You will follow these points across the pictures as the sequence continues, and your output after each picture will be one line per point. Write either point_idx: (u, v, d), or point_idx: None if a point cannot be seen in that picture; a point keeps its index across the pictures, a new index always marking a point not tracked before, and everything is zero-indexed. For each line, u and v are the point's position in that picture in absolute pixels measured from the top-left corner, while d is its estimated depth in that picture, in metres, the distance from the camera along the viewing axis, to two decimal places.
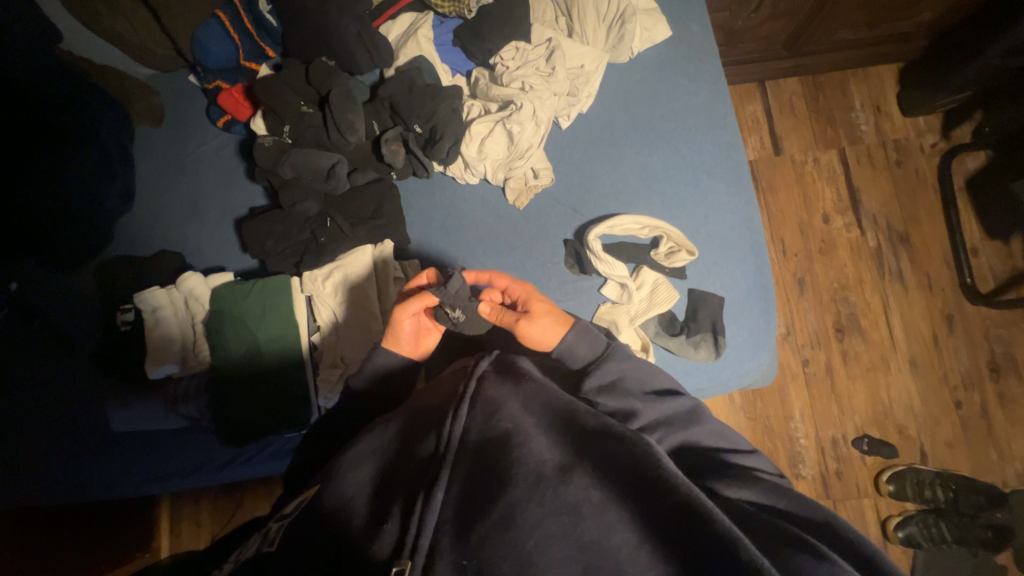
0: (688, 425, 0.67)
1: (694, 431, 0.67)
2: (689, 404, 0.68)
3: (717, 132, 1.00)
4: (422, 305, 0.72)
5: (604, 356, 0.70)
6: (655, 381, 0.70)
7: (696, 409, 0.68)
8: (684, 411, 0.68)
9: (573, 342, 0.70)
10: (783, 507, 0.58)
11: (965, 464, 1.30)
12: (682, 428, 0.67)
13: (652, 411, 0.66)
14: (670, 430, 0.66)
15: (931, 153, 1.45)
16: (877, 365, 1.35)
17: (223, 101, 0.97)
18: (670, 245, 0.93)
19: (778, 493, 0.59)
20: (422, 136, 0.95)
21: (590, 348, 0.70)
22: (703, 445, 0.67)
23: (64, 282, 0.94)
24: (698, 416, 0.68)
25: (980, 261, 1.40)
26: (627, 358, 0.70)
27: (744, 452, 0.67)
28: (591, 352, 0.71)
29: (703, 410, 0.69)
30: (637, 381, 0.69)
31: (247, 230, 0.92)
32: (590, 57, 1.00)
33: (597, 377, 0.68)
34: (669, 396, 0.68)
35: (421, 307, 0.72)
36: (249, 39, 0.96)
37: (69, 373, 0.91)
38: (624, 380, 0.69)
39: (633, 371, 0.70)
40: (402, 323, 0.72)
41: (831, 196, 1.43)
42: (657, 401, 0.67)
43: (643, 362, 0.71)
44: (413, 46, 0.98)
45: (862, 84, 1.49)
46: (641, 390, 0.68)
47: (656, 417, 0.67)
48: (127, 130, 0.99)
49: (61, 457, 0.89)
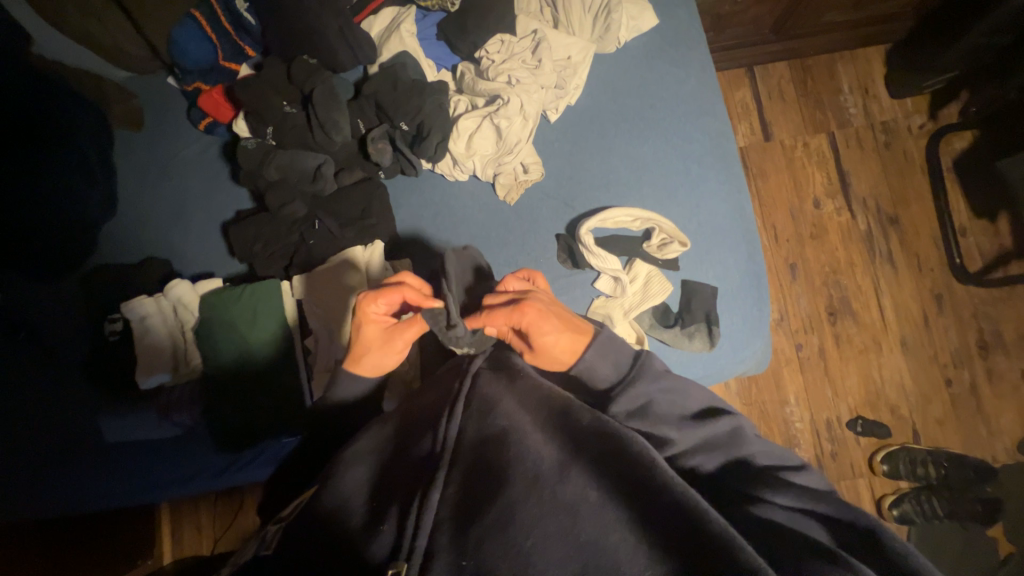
0: (731, 446, 0.65)
1: (739, 452, 0.65)
2: (729, 423, 0.66)
3: (706, 120, 1.00)
4: (419, 332, 0.68)
5: (628, 380, 0.67)
6: (688, 403, 0.68)
7: (736, 430, 0.66)
8: (725, 433, 0.66)
9: (593, 362, 0.67)
10: (825, 511, 0.59)
11: (956, 441, 1.32)
12: (726, 450, 0.65)
13: (688, 436, 0.64)
14: (714, 454, 0.64)
15: (919, 134, 1.46)
16: (869, 347, 1.37)
17: (204, 103, 0.94)
18: (662, 237, 0.94)
19: (816, 497, 0.60)
20: (408, 133, 0.93)
21: (612, 370, 0.67)
22: (751, 463, 0.65)
23: (49, 292, 0.93)
24: (740, 437, 0.66)
25: (968, 240, 1.41)
26: (656, 379, 0.68)
27: (794, 468, 0.65)
28: (613, 375, 0.67)
29: (744, 429, 0.67)
30: (668, 403, 0.67)
31: (233, 235, 0.91)
32: (577, 48, 0.98)
33: (625, 399, 0.65)
34: (707, 419, 0.66)
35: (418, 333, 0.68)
36: (227, 40, 0.94)
37: (59, 386, 0.90)
38: (654, 403, 0.66)
39: (663, 393, 0.67)
40: (397, 350, 0.68)
41: (821, 181, 1.44)
42: (694, 425, 0.65)
43: (676, 382, 0.69)
44: (396, 41, 0.97)
45: (850, 66, 1.48)
46: (678, 415, 0.66)
47: (697, 442, 0.64)
48: (106, 135, 0.97)
49: (54, 470, 0.88)
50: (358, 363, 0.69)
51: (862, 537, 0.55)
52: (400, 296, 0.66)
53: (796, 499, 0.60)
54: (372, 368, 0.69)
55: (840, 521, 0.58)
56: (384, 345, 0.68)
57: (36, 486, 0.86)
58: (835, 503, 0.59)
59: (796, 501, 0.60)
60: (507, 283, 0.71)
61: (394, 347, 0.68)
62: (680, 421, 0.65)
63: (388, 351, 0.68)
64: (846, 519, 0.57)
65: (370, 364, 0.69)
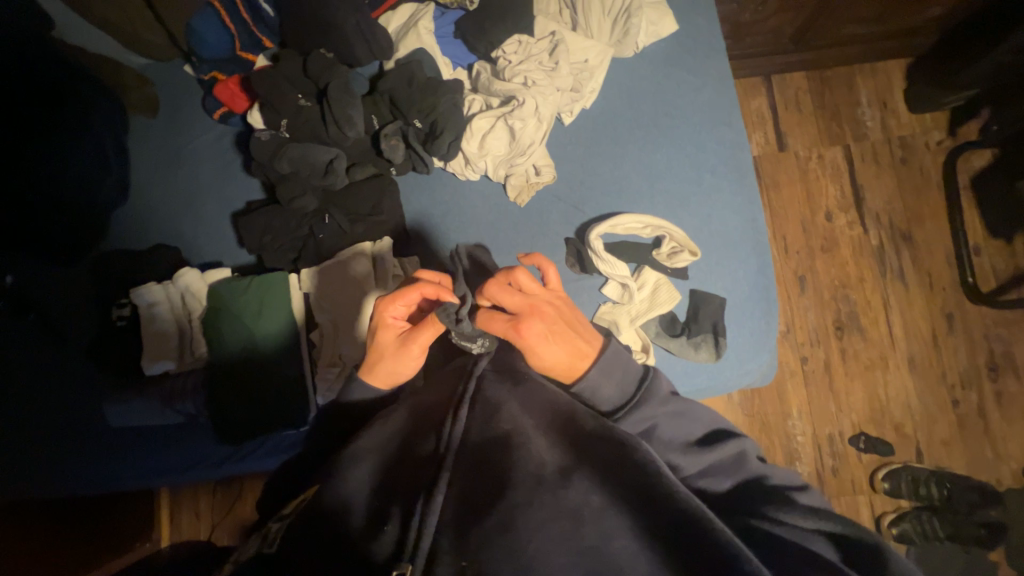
0: (734, 470, 0.65)
1: (746, 474, 0.65)
2: (735, 447, 0.65)
3: (722, 129, 0.99)
4: (434, 334, 0.66)
5: (633, 404, 0.63)
6: (693, 427, 0.66)
7: (740, 456, 0.65)
8: (731, 457, 0.65)
9: (597, 382, 0.62)
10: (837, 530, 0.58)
11: (961, 462, 1.30)
12: (733, 472, 0.64)
13: (694, 463, 0.63)
14: (718, 479, 0.63)
15: (937, 150, 1.44)
16: (876, 364, 1.35)
17: (219, 93, 0.94)
18: (672, 245, 0.92)
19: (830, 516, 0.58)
20: (422, 130, 0.93)
21: (616, 392, 0.63)
22: (758, 483, 0.64)
23: (60, 275, 0.93)
24: (745, 461, 0.65)
25: (982, 260, 1.39)
26: (661, 402, 0.65)
27: (799, 489, 0.65)
28: (617, 397, 0.63)
29: (748, 452, 0.66)
30: (674, 426, 0.65)
31: (243, 226, 0.91)
32: (594, 51, 0.97)
33: (631, 423, 0.63)
34: (713, 443, 0.65)
35: (434, 336, 0.67)
36: (244, 29, 0.93)
37: (66, 368, 0.91)
38: (659, 427, 0.64)
39: (668, 416, 0.65)
40: (415, 356, 0.67)
41: (834, 194, 1.42)
42: (698, 452, 0.64)
43: (680, 404, 0.66)
44: (413, 37, 0.96)
45: (869, 79, 1.47)
46: (683, 442, 0.64)
47: (703, 467, 0.64)
48: (122, 122, 0.98)
49: (58, 451, 0.88)
50: (375, 373, 0.68)
51: (870, 556, 0.55)
52: (407, 298, 0.66)
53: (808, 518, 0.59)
54: (392, 376, 0.69)
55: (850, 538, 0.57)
56: (399, 351, 0.67)
57: (43, 465, 0.88)
58: (846, 520, 0.58)
59: (807, 520, 0.59)
60: (516, 276, 0.64)
61: (411, 353, 0.66)
62: (685, 447, 0.64)
63: (405, 358, 0.67)
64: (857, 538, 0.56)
65: (389, 372, 0.68)
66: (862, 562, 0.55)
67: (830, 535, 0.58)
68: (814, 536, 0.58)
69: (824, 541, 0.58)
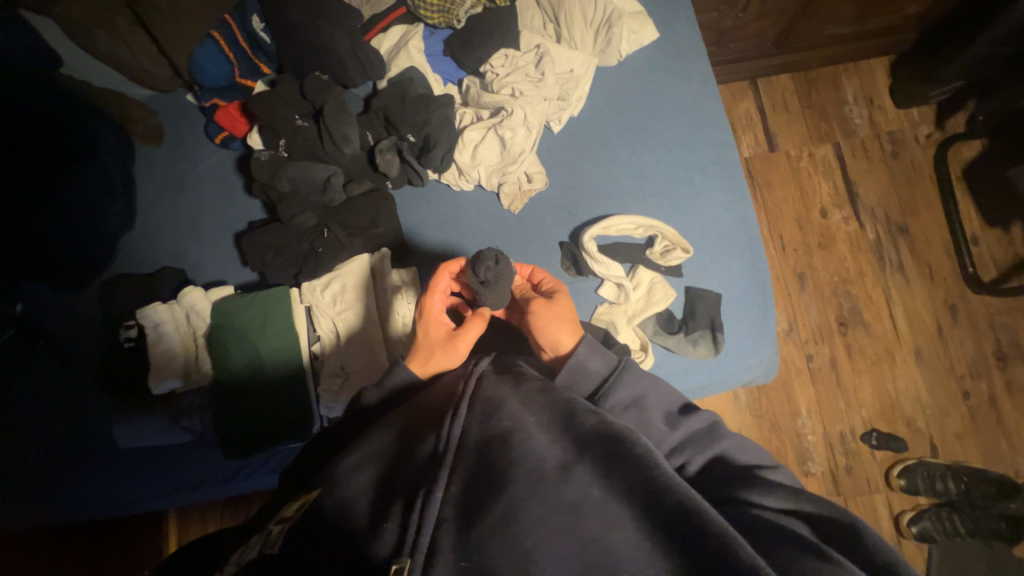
0: (713, 440, 0.67)
1: (721, 446, 0.67)
2: (707, 418, 0.68)
3: (708, 130, 1.01)
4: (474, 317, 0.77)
5: (619, 372, 0.66)
6: (671, 398, 0.69)
7: (715, 424, 0.68)
8: (704, 427, 0.68)
9: (585, 357, 0.67)
10: (808, 511, 0.58)
11: (976, 455, 1.28)
12: (710, 444, 0.66)
13: (676, 432, 0.66)
14: (700, 450, 0.66)
15: (927, 143, 1.45)
16: (882, 358, 1.34)
17: (220, 118, 0.98)
18: (665, 244, 0.94)
19: (801, 497, 0.59)
20: (415, 145, 0.96)
21: (602, 363, 0.67)
22: (732, 458, 0.66)
23: (66, 303, 0.96)
24: (719, 431, 0.67)
25: (981, 250, 1.39)
26: (644, 374, 0.68)
27: (770, 467, 0.66)
28: (606, 366, 0.67)
29: (722, 423, 0.69)
30: (656, 399, 0.68)
31: (247, 244, 0.93)
32: (579, 61, 1.01)
33: (618, 393, 0.65)
34: (688, 413, 0.68)
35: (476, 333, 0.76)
36: (243, 57, 0.99)
37: (74, 393, 0.92)
38: (645, 397, 0.67)
39: (651, 388, 0.68)
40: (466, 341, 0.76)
41: (828, 190, 1.44)
42: (678, 422, 0.67)
43: (658, 378, 0.69)
44: (404, 57, 1.00)
45: (854, 78, 1.50)
46: (665, 411, 0.67)
47: (683, 437, 0.66)
48: (128, 150, 1.01)
49: (61, 478, 0.89)
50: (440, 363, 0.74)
51: (846, 534, 0.54)
52: (441, 284, 0.79)
53: (781, 499, 0.59)
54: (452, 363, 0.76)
55: (827, 519, 0.56)
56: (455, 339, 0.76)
57: (52, 491, 0.88)
58: (820, 501, 0.58)
59: (782, 501, 0.59)
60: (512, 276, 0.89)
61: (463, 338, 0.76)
62: (668, 418, 0.67)
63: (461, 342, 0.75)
64: (827, 517, 0.56)
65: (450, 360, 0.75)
66: (839, 537, 0.54)
67: (806, 515, 0.58)
68: (790, 516, 0.57)
69: (800, 520, 0.57)
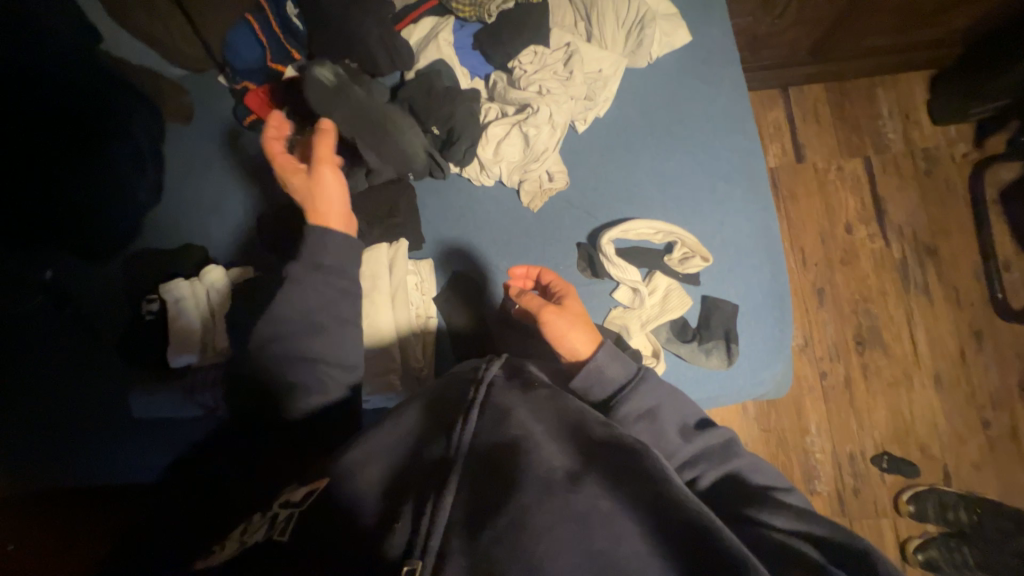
0: (727, 458, 0.66)
1: (735, 464, 0.66)
2: (722, 435, 0.68)
3: (735, 138, 0.99)
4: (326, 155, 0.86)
5: (636, 382, 0.67)
6: (688, 411, 0.69)
7: (730, 442, 0.68)
8: (718, 444, 0.68)
9: (603, 363, 0.68)
10: (818, 533, 0.56)
11: (992, 487, 1.25)
12: (724, 462, 0.66)
13: (689, 446, 0.66)
14: (714, 466, 0.66)
15: (963, 163, 1.41)
16: (899, 380, 1.31)
17: (249, 101, 1.00)
18: (684, 251, 0.93)
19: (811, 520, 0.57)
20: (439, 137, 0.98)
21: (621, 371, 0.68)
22: (745, 477, 0.65)
23: (91, 273, 0.98)
24: (733, 449, 0.67)
25: (1012, 276, 1.35)
26: (661, 385, 0.69)
27: (784, 489, 0.65)
28: (623, 374, 0.68)
29: (736, 442, 0.68)
30: (672, 412, 0.68)
31: (271, 225, 0.99)
32: (608, 62, 0.99)
33: (634, 402, 0.66)
34: (703, 429, 0.68)
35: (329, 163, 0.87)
36: (276, 42, 0.99)
37: (97, 362, 0.95)
38: (661, 409, 0.67)
39: (667, 401, 0.68)
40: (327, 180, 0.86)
41: (855, 205, 1.40)
42: (692, 436, 0.67)
43: (675, 391, 0.70)
44: (433, 49, 1.00)
45: (891, 91, 1.45)
46: (680, 424, 0.68)
47: (696, 452, 0.66)
48: (159, 127, 1.03)
49: (80, 441, 0.92)
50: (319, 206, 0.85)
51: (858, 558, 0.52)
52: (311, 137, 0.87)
53: (791, 520, 0.58)
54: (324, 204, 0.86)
55: (838, 542, 0.54)
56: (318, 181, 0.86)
57: (72, 452, 0.92)
58: (831, 524, 0.56)
59: (793, 523, 0.57)
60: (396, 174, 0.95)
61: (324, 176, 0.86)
62: (683, 432, 0.67)
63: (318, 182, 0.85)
64: (838, 542, 0.54)
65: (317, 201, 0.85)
66: (851, 562, 0.52)
67: (816, 537, 0.56)
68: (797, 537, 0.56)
69: (808, 541, 0.55)
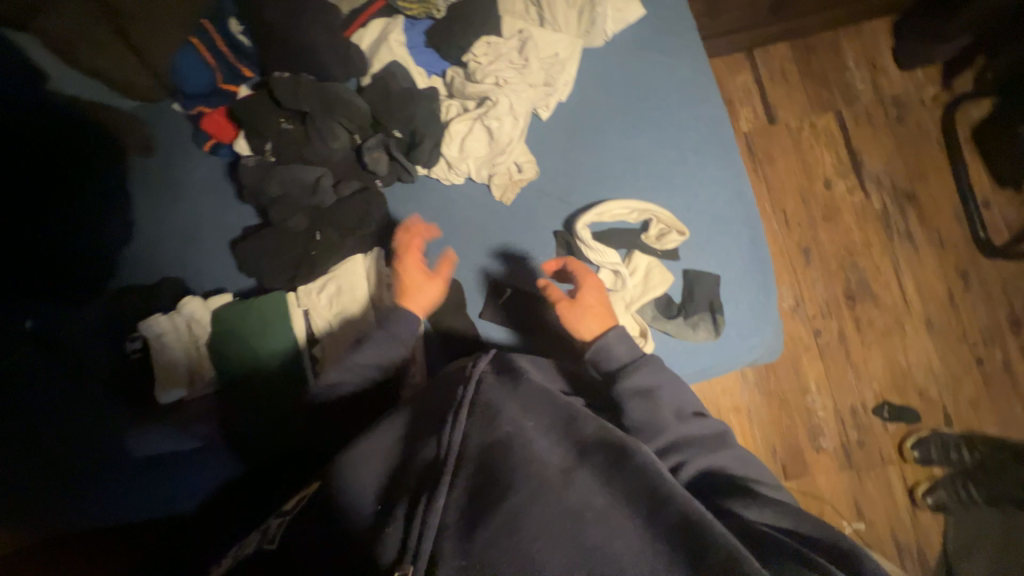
0: (716, 448, 0.68)
1: (723, 455, 0.67)
2: (714, 426, 0.70)
3: (701, 106, 0.99)
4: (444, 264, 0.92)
5: (640, 363, 0.70)
6: (686, 399, 0.71)
7: (720, 434, 0.70)
8: (709, 433, 0.69)
9: (612, 342, 0.73)
10: (799, 529, 0.56)
11: (991, 423, 1.26)
12: (713, 449, 0.67)
13: (682, 428, 0.68)
14: (703, 452, 0.67)
15: (933, 106, 1.41)
16: (892, 329, 1.32)
17: (207, 126, 0.98)
18: (660, 227, 0.93)
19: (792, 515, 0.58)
20: (403, 140, 0.96)
21: (626, 351, 0.72)
22: (731, 471, 0.66)
23: (72, 313, 0.96)
24: (724, 440, 0.69)
25: (992, 213, 1.36)
26: (663, 369, 0.71)
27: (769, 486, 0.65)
28: (629, 355, 0.72)
29: (727, 434, 0.70)
30: (673, 396, 0.70)
31: (241, 251, 0.94)
32: (564, 45, 0.99)
33: (635, 381, 0.69)
34: (697, 417, 0.70)
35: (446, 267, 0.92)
36: (226, 64, 0.99)
37: (84, 404, 0.93)
38: (660, 391, 0.69)
39: (668, 385, 0.70)
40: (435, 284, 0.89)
41: (831, 161, 1.40)
42: (686, 421, 0.69)
43: (675, 377, 0.72)
44: (386, 51, 0.99)
45: (855, 41, 1.44)
46: (676, 409, 0.69)
47: (688, 436, 0.68)
48: (119, 163, 1.01)
49: (76, 487, 0.88)
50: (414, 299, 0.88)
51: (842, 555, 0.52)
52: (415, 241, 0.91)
53: (766, 513, 0.58)
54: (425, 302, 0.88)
55: (821, 541, 0.54)
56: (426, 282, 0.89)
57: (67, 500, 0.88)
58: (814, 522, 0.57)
59: (771, 515, 0.58)
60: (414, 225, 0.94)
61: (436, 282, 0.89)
62: (679, 416, 0.69)
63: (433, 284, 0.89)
64: (822, 541, 0.54)
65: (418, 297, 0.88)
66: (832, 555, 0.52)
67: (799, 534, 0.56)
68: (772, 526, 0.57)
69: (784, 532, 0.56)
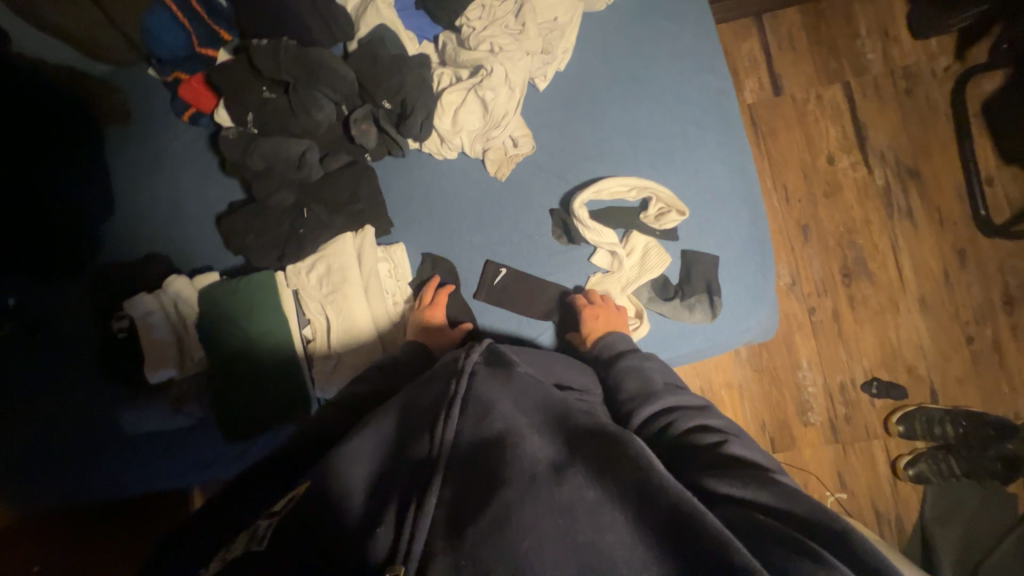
0: (703, 416, 0.68)
1: (710, 420, 0.67)
2: (700, 400, 0.72)
3: (705, 77, 0.94)
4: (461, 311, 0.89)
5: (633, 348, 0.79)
6: (673, 378, 0.76)
7: (707, 407, 0.70)
8: (696, 406, 0.70)
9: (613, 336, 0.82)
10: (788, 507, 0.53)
11: (976, 399, 1.29)
12: (700, 417, 0.67)
13: (670, 399, 0.71)
14: (690, 419, 0.67)
15: (944, 77, 1.36)
16: (886, 307, 1.32)
17: (183, 93, 0.92)
18: (659, 206, 0.90)
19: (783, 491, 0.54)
20: (392, 111, 0.90)
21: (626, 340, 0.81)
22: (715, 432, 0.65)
23: (55, 292, 0.94)
24: (709, 411, 0.69)
25: (994, 190, 1.34)
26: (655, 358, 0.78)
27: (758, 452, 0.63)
28: (627, 343, 0.81)
29: (714, 408, 0.70)
30: (660, 374, 0.75)
31: (227, 226, 0.91)
32: (563, 9, 0.92)
33: (629, 363, 0.77)
34: (683, 391, 0.73)
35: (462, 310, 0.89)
36: (200, 23, 0.92)
37: (75, 381, 0.92)
38: (649, 370, 0.75)
39: (656, 367, 0.76)
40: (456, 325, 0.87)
41: (835, 134, 1.36)
42: (674, 392, 0.72)
43: (661, 361, 0.78)
44: (373, 14, 0.92)
45: (868, 7, 1.37)
46: (663, 380, 0.74)
47: (673, 406, 0.70)
48: (93, 133, 0.96)
49: (73, 463, 0.89)
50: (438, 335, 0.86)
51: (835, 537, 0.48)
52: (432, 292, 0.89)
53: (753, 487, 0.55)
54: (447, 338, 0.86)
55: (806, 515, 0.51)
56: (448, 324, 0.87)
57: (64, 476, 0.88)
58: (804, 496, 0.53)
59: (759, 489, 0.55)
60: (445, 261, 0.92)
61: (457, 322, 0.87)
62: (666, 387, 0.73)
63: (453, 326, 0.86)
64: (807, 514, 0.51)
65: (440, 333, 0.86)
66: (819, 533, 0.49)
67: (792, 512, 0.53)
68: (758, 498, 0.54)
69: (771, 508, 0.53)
